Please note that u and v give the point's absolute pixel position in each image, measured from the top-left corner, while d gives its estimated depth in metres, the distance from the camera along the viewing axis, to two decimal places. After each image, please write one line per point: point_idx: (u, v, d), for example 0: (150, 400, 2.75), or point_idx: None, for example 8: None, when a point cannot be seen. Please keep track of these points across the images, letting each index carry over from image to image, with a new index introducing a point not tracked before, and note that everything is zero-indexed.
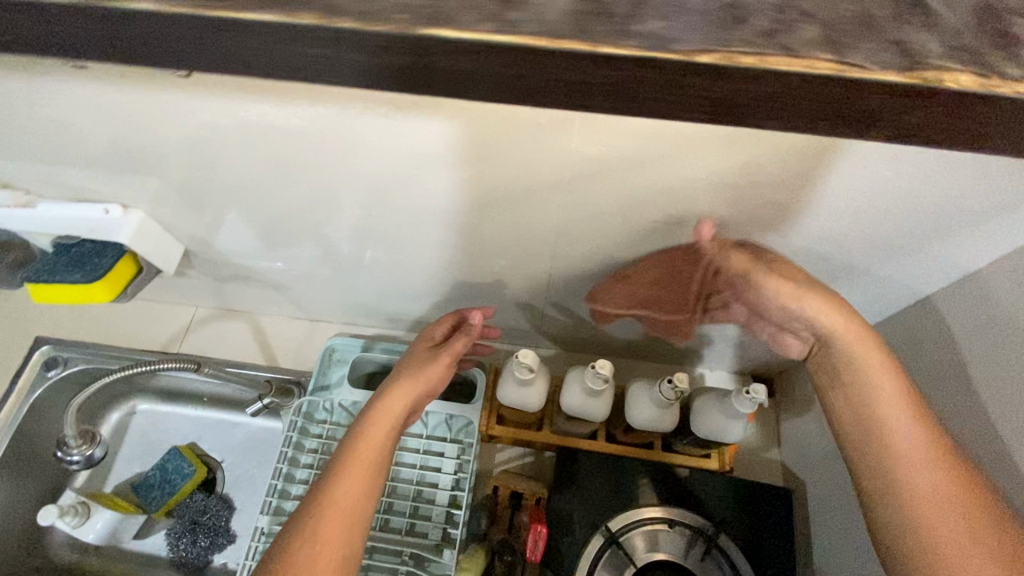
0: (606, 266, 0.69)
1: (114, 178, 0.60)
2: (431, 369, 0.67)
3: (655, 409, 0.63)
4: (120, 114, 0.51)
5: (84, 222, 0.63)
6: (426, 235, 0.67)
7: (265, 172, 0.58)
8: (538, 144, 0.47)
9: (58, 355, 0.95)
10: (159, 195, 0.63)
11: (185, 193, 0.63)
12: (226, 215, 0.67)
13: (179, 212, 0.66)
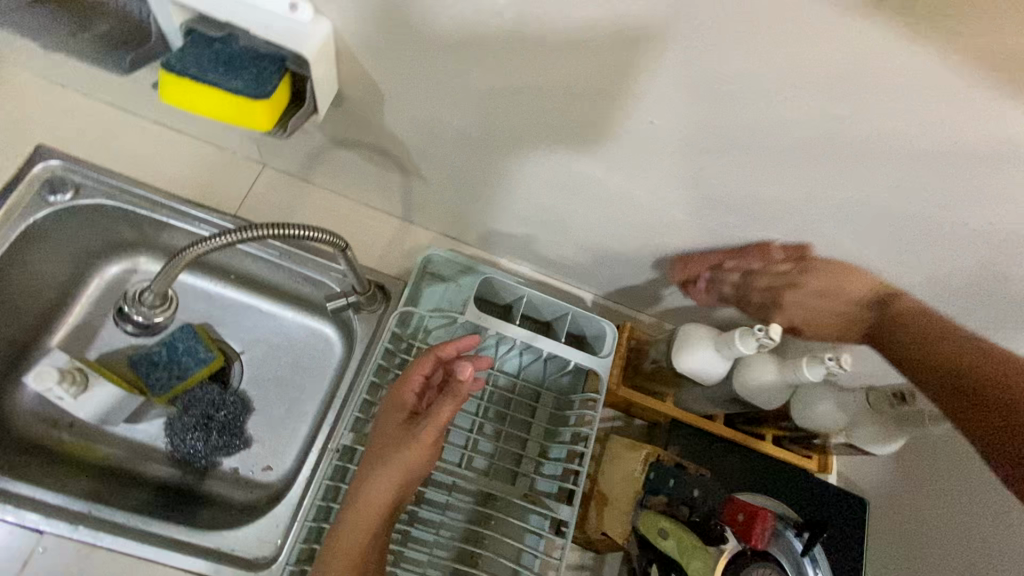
0: (814, 257, 0.63)
1: None
2: (394, 463, 0.59)
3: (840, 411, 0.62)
4: None
5: (258, 14, 0.46)
6: (654, 167, 0.57)
7: (548, 22, 0.44)
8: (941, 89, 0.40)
9: (69, 177, 0.72)
10: (368, 8, 0.47)
11: (409, 16, 0.47)
12: (429, 65, 0.52)
13: (374, 39, 0.50)
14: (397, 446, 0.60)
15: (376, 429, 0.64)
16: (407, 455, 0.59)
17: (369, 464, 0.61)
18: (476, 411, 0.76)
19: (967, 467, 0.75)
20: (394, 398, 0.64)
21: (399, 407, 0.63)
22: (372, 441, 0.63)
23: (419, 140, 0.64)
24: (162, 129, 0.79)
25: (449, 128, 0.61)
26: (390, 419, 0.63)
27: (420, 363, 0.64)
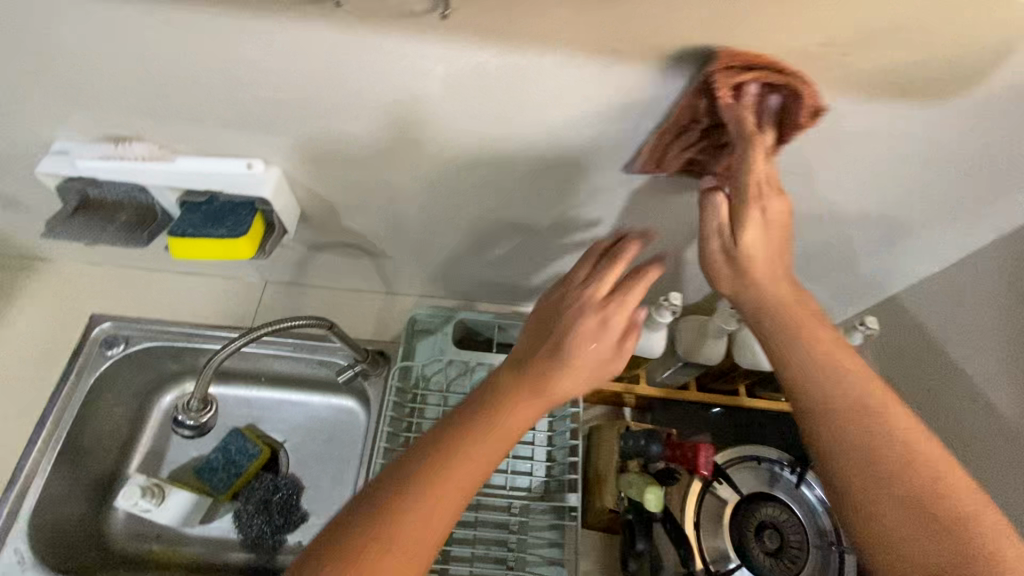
0: (711, 229, 0.75)
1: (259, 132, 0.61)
2: (594, 335, 0.53)
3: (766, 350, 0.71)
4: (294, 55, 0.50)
5: (227, 177, 0.64)
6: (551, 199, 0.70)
7: (419, 123, 0.58)
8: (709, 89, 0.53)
9: (119, 332, 0.90)
10: (296, 150, 0.64)
11: (325, 146, 0.63)
12: (354, 173, 0.67)
13: (308, 168, 0.66)
14: (582, 319, 0.54)
15: (536, 320, 0.58)
16: (582, 350, 0.52)
17: (510, 368, 0.54)
18: None
19: (930, 370, 0.81)
20: (569, 297, 0.57)
21: (584, 284, 0.57)
22: (557, 317, 0.56)
23: (371, 228, 0.79)
24: (180, 275, 0.97)
25: (389, 213, 0.76)
26: (566, 305, 0.56)
27: (636, 313, 0.54)
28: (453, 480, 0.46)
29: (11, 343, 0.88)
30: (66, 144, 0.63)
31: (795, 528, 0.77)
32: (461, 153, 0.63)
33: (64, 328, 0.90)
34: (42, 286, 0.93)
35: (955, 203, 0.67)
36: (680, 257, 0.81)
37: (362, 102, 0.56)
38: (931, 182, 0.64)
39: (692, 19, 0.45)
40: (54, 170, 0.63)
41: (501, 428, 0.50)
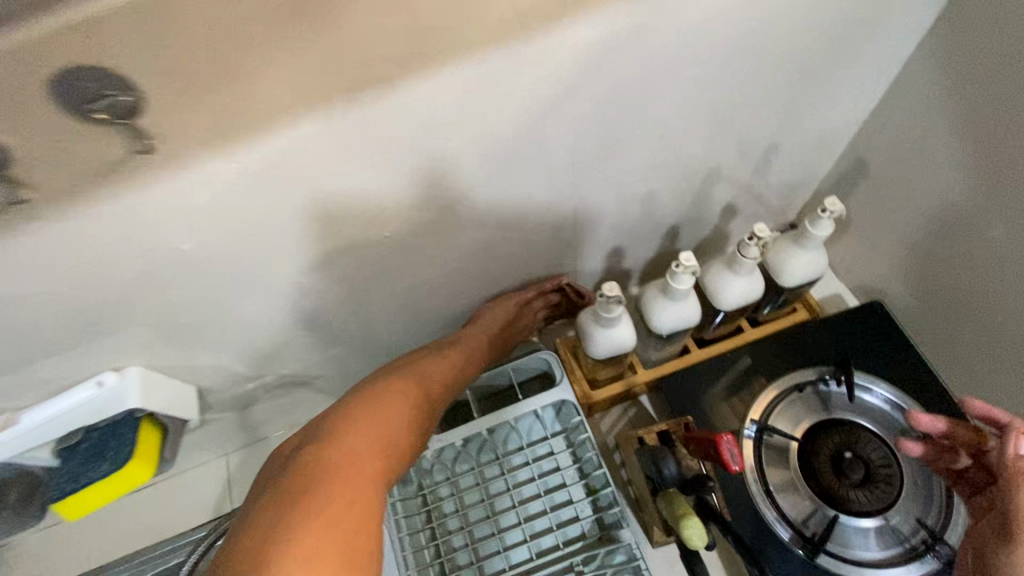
0: (619, 187, 0.64)
1: (73, 353, 0.51)
2: (448, 361, 0.64)
3: (740, 281, 0.60)
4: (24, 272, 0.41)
5: (83, 405, 0.54)
6: (432, 251, 0.60)
7: (225, 260, 0.49)
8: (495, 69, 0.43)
9: None
10: (130, 346, 0.54)
11: (156, 328, 0.54)
12: (209, 333, 0.58)
13: (159, 353, 0.57)
14: (440, 359, 0.64)
15: (404, 359, 0.64)
16: (424, 375, 0.61)
17: (365, 396, 0.56)
18: (512, 501, 0.78)
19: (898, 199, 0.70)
20: (441, 341, 0.67)
21: (446, 350, 0.66)
22: (427, 359, 0.64)
23: (278, 366, 0.70)
24: (139, 494, 0.88)
25: (283, 346, 0.66)
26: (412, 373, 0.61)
27: (472, 337, 0.68)
28: (325, 501, 0.45)
29: None
30: None
31: (876, 445, 0.66)
32: (301, 262, 0.53)
33: None
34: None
35: (863, 21, 0.56)
36: (609, 227, 0.70)
37: (153, 263, 0.46)
38: (822, 14, 0.52)
39: None
40: None
41: (369, 450, 0.51)
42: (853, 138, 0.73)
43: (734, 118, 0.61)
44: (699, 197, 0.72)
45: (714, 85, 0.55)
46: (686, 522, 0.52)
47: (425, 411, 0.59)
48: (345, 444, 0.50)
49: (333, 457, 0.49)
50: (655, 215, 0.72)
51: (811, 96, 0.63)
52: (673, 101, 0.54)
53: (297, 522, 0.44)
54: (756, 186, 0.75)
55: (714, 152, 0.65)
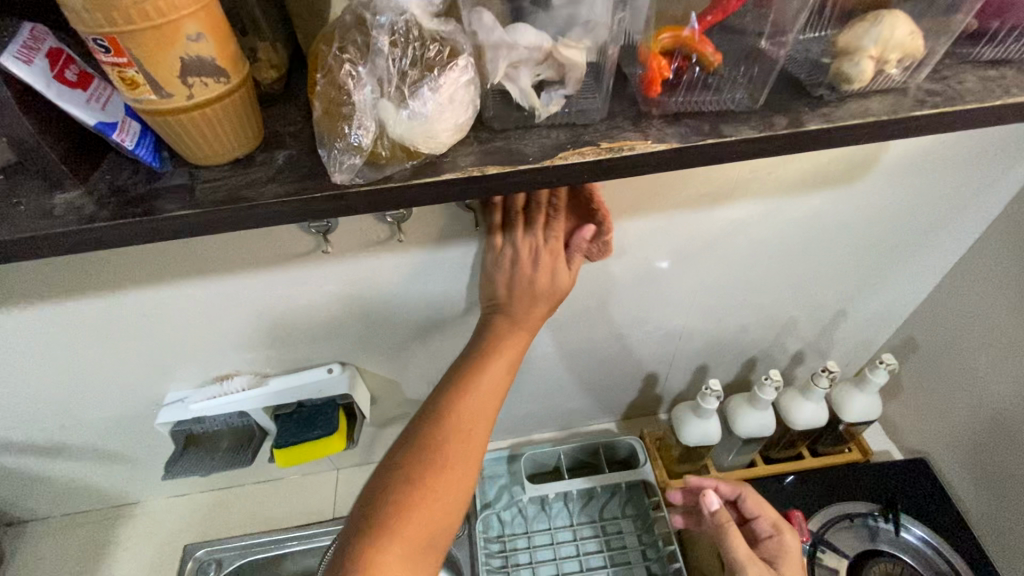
0: (720, 317, 0.85)
1: (327, 345, 0.73)
2: (513, 345, 0.59)
3: (811, 406, 0.77)
4: (351, 282, 0.65)
5: (313, 385, 0.75)
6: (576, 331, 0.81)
7: (452, 304, 0.72)
8: (671, 223, 0.66)
9: (214, 556, 0.94)
10: (359, 349, 0.76)
11: (382, 341, 0.75)
12: (407, 354, 0.79)
13: (370, 360, 0.78)
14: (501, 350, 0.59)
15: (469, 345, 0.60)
16: (491, 368, 0.57)
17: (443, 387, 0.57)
18: (579, 566, 0.88)
19: (958, 384, 0.85)
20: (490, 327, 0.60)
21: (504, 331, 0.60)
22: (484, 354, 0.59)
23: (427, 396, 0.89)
24: (259, 485, 1.04)
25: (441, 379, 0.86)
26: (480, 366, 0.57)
27: (530, 317, 0.60)
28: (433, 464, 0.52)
29: None
30: (175, 395, 0.75)
31: None
32: None
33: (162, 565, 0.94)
34: (138, 531, 0.99)
35: (919, 239, 0.78)
36: (702, 346, 0.90)
37: (412, 297, 0.69)
38: (890, 230, 0.75)
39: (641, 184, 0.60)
40: (168, 419, 0.74)
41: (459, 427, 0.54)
42: (906, 321, 0.92)
43: (816, 285, 0.82)
44: (777, 340, 0.92)
45: (806, 260, 0.77)
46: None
47: (496, 393, 0.57)
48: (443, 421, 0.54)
49: (437, 435, 0.53)
50: (739, 346, 0.91)
51: (874, 281, 0.84)
52: (775, 264, 0.76)
53: (405, 482, 0.51)
54: (824, 342, 0.94)
55: (795, 307, 0.85)
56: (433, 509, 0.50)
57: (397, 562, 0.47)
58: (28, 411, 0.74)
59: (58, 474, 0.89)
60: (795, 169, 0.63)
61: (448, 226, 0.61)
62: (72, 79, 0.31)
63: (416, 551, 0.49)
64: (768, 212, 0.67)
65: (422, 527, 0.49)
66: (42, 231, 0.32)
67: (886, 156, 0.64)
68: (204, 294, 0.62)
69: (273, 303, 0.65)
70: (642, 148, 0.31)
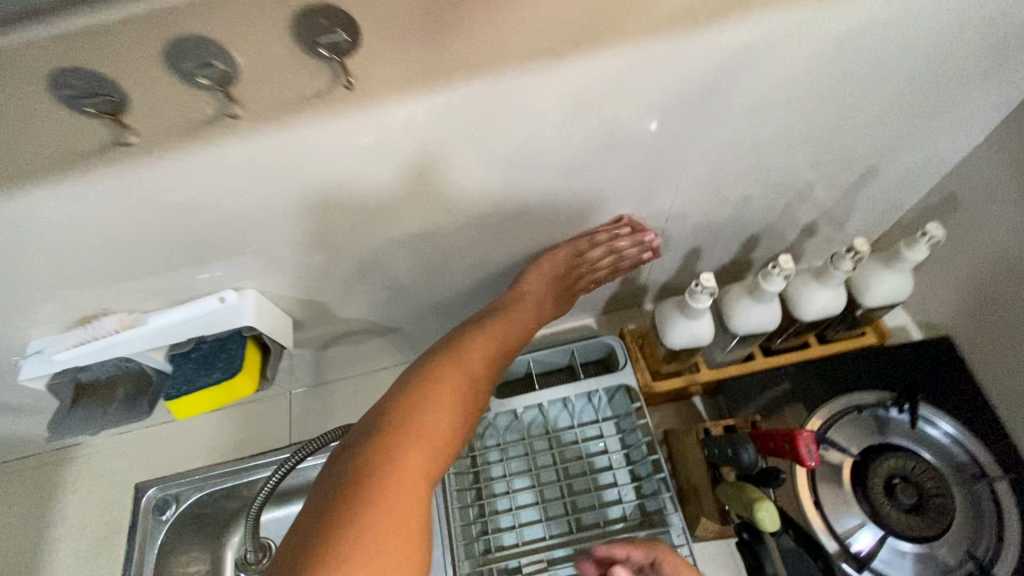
0: (716, 189, 0.66)
1: (203, 269, 0.56)
2: (503, 326, 0.65)
3: (824, 293, 0.62)
4: (194, 185, 0.45)
5: (202, 318, 0.59)
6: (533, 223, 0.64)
7: (356, 202, 0.53)
8: (644, 57, 0.45)
9: (167, 493, 0.88)
10: (251, 270, 0.59)
11: (278, 258, 0.58)
12: (318, 270, 0.62)
13: (272, 281, 0.61)
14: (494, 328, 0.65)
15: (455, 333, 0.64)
16: (484, 343, 0.62)
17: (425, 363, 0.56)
18: (557, 476, 0.81)
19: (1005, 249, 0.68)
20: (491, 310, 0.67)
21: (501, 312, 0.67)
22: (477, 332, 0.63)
23: (363, 312, 0.74)
24: (207, 416, 0.94)
25: (373, 293, 0.70)
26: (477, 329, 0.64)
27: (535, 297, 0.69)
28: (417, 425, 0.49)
29: (73, 539, 0.87)
30: (36, 344, 0.60)
31: (934, 473, 0.67)
32: (418, 214, 0.57)
33: (115, 505, 0.89)
34: (82, 474, 0.91)
35: (995, 57, 0.56)
36: (694, 227, 0.73)
37: (294, 199, 0.50)
38: (957, 46, 0.53)
39: None
40: (34, 374, 0.59)
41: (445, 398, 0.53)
42: (949, 174, 0.73)
43: (842, 136, 0.62)
44: (787, 211, 0.74)
45: (834, 101, 0.56)
46: (761, 506, 0.47)
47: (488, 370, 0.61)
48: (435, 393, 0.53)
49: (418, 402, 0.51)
50: (739, 223, 0.74)
51: (919, 124, 0.63)
52: (792, 111, 0.56)
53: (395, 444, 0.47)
54: (843, 208, 0.76)
55: (813, 170, 0.67)
56: (432, 453, 0.48)
57: (401, 485, 0.44)
58: None
59: None
60: None
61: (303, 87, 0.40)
62: None
63: (405, 501, 0.44)
64: (790, 31, 0.46)
65: (426, 454, 0.47)
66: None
67: None
68: None
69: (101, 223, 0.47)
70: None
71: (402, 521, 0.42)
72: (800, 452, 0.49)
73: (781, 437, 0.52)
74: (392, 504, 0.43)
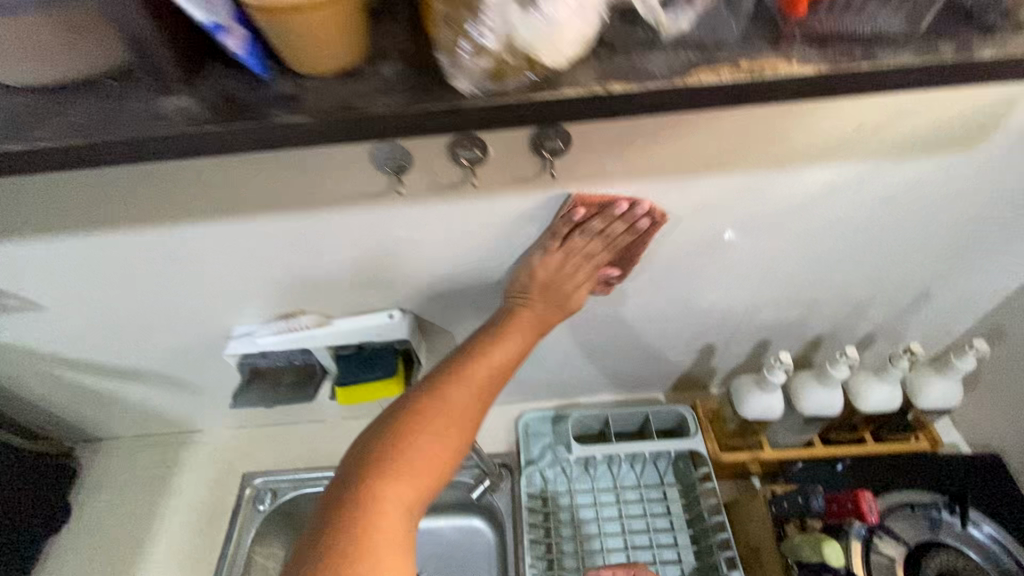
0: (791, 290, 0.80)
1: (386, 290, 0.73)
2: (485, 359, 0.62)
3: (881, 388, 0.73)
4: (416, 227, 0.63)
5: (373, 328, 0.75)
6: (638, 293, 0.79)
7: (516, 257, 0.69)
8: (753, 183, 0.62)
9: (267, 486, 0.99)
10: (417, 297, 0.75)
11: (440, 291, 0.74)
12: (464, 306, 0.78)
13: (427, 309, 0.77)
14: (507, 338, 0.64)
15: (454, 355, 0.63)
16: (484, 360, 0.62)
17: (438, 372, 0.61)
18: (620, 528, 0.89)
19: None
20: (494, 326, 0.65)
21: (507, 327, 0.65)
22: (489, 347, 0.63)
23: None
24: (311, 424, 1.07)
25: None
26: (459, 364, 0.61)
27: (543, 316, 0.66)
28: (434, 424, 0.57)
29: (183, 514, 0.99)
30: (244, 329, 0.77)
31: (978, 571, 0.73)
32: None
33: (222, 489, 1.00)
34: (200, 457, 1.04)
35: None
36: (768, 321, 0.86)
37: (474, 248, 0.67)
38: (995, 203, 0.68)
39: (728, 136, 0.56)
40: (238, 350, 0.76)
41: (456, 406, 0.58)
42: (995, 309, 0.85)
43: (900, 261, 0.76)
44: (849, 320, 0.86)
45: (894, 232, 0.71)
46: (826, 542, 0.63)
47: (472, 405, 0.60)
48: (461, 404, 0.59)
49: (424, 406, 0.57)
50: (807, 324, 0.87)
51: (967, 261, 0.77)
52: (859, 235, 0.71)
53: (394, 441, 0.55)
54: (901, 325, 0.88)
55: (875, 286, 0.80)
56: (416, 487, 0.53)
57: (384, 513, 0.50)
58: (111, 333, 0.78)
59: (131, 396, 0.95)
60: (898, 125, 0.57)
61: (520, 173, 0.57)
62: None
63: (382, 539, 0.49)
64: (864, 175, 0.62)
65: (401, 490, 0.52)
66: (153, 129, 0.34)
67: (1007, 112, 0.57)
68: (271, 228, 0.63)
69: (341, 243, 0.65)
70: (784, 69, 0.27)
71: (387, 521, 0.50)
72: (863, 511, 0.60)
73: (842, 499, 0.62)
74: (384, 501, 0.51)
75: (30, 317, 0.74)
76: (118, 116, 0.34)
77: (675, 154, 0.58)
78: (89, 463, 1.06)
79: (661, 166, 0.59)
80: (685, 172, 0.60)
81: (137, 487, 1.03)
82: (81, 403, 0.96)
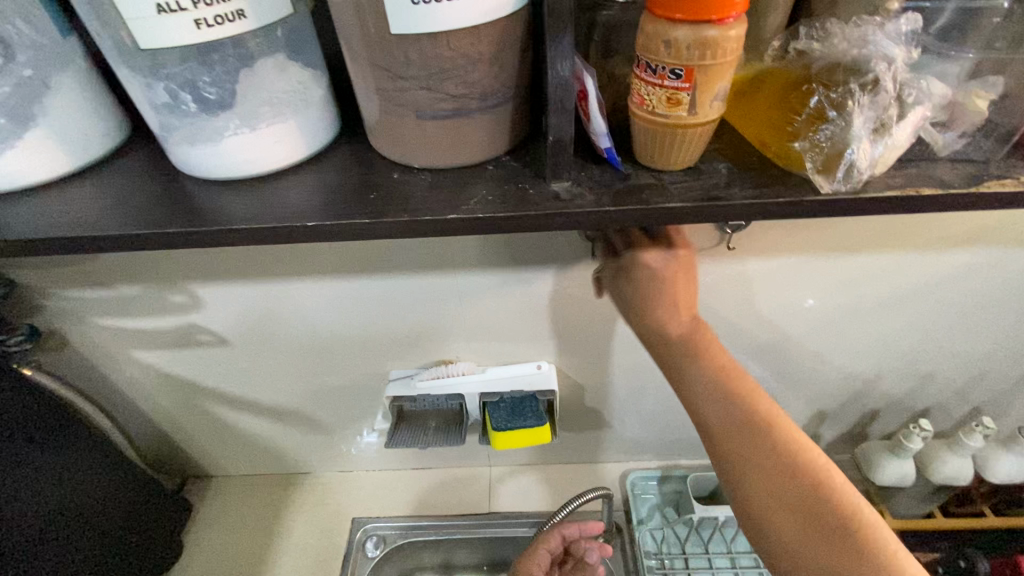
0: (909, 362, 0.85)
1: (539, 342, 0.80)
2: None
3: (1011, 459, 0.77)
4: (590, 284, 0.71)
5: (522, 377, 0.81)
6: (767, 359, 0.83)
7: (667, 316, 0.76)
8: (895, 260, 0.69)
9: (377, 532, 1.00)
10: (563, 349, 0.81)
11: (588, 344, 0.80)
12: (603, 360, 0.83)
13: (569, 361, 0.83)
14: (731, 403, 0.55)
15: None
16: None
17: None
18: None
19: None
20: (668, 351, 0.58)
21: (711, 396, 0.56)
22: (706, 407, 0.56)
23: (602, 405, 0.92)
24: (414, 472, 1.08)
25: (621, 389, 0.89)
26: None
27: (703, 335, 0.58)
28: None
29: (293, 556, 0.99)
30: (399, 373, 0.83)
31: None
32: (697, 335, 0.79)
33: (329, 535, 1.01)
34: (307, 498, 1.05)
35: None
36: (882, 392, 0.89)
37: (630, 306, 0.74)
38: None
39: (880, 222, 0.65)
40: (395, 392, 0.81)
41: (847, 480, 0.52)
42: None
43: (1013, 339, 0.81)
44: (960, 394, 0.90)
45: (1012, 311, 0.77)
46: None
47: None
48: (738, 486, 0.54)
49: None
50: (919, 397, 0.90)
51: None
52: (981, 312, 0.77)
53: None
54: (1007, 403, 0.91)
55: (988, 362, 0.85)
56: None
57: None
58: (274, 370, 0.84)
59: (258, 434, 0.98)
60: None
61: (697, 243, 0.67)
62: (261, 126, 0.38)
63: None
64: (994, 258, 0.70)
65: None
66: (462, 206, 0.37)
67: None
68: (458, 281, 0.70)
69: (518, 297, 0.73)
70: None
71: None
72: None
73: None
74: None
75: (211, 352, 0.80)
76: (428, 198, 0.38)
77: (830, 234, 0.66)
78: (197, 500, 1.07)
79: (815, 244, 0.67)
80: (837, 251, 0.68)
81: (245, 525, 1.03)
82: (206, 439, 0.99)
